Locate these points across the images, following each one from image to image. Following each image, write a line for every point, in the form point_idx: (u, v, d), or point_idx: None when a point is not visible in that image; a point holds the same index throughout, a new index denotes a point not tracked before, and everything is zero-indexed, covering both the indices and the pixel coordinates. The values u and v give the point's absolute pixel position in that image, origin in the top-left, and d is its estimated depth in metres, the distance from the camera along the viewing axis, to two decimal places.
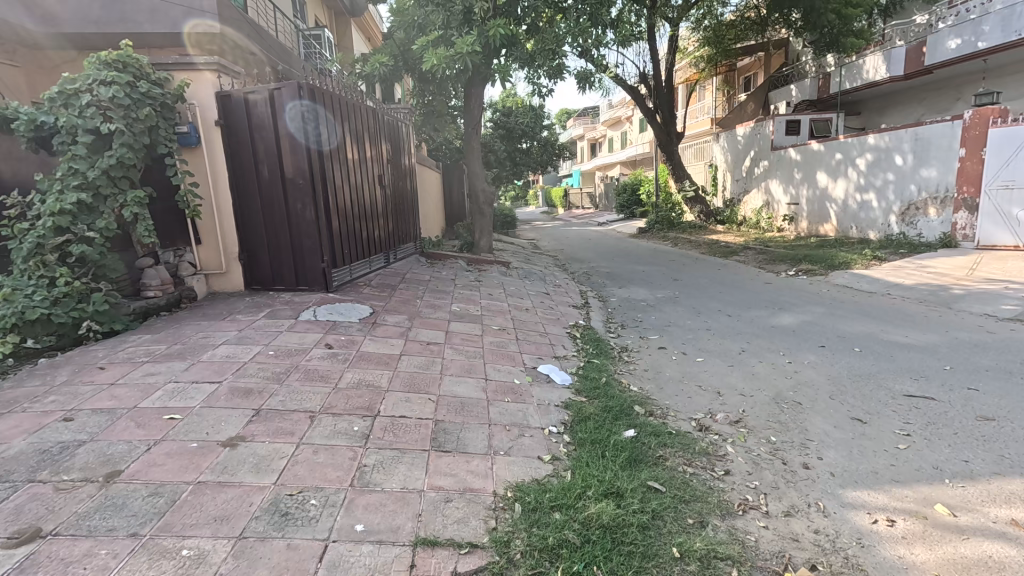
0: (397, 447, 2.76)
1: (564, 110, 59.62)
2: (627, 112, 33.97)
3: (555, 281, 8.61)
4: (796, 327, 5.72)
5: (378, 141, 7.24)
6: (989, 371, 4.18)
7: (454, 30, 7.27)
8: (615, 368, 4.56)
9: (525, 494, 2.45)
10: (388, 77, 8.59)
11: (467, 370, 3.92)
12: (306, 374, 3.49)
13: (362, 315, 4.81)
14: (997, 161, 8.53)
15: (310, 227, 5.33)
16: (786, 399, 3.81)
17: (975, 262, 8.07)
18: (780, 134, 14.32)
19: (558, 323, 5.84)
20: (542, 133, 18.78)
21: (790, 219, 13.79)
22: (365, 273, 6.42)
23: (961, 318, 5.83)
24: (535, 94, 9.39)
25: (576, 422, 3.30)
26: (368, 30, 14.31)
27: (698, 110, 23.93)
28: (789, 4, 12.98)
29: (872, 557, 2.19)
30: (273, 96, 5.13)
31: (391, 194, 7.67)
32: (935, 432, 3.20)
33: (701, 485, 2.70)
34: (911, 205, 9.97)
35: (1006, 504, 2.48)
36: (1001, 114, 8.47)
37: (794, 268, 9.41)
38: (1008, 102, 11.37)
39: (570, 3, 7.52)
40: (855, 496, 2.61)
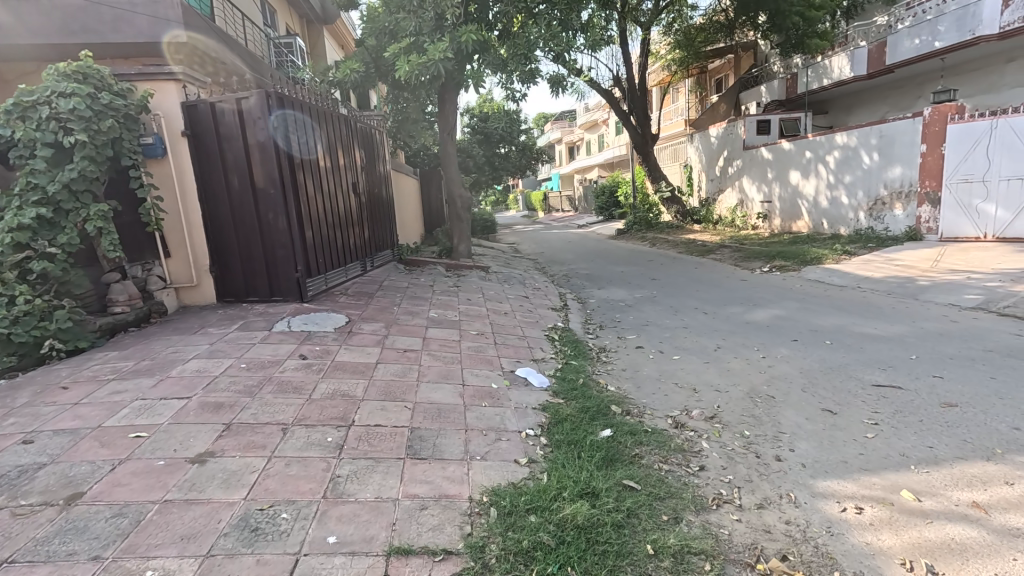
0: (372, 457, 2.73)
1: (542, 114, 60.17)
2: (603, 115, 34.31)
3: (535, 284, 8.63)
4: (769, 322, 5.83)
5: (352, 149, 7.18)
6: (953, 359, 4.31)
7: (426, 36, 7.25)
8: (593, 368, 4.60)
9: (501, 497, 2.44)
10: (361, 84, 8.53)
11: (444, 376, 3.91)
12: (279, 386, 3.43)
13: (337, 324, 4.76)
14: (957, 155, 8.82)
15: (282, 236, 5.24)
16: (760, 393, 3.88)
17: (940, 254, 8.34)
18: (751, 134, 14.61)
19: (536, 326, 5.87)
20: (520, 138, 18.85)
21: (764, 217, 14.08)
22: (341, 281, 6.35)
23: (926, 308, 6.01)
24: (509, 99, 9.43)
25: (553, 424, 3.30)
26: (340, 37, 14.26)
27: (672, 111, 24.26)
28: (755, 7, 13.30)
29: (841, 545, 2.23)
30: (241, 104, 5.06)
31: (366, 202, 7.60)
32: (902, 420, 3.28)
33: (676, 482, 2.72)
34: (878, 201, 10.27)
35: (968, 487, 2.55)
36: (959, 111, 8.76)
37: (768, 265, 9.59)
38: (966, 99, 11.81)
39: (540, 9, 7.59)
40: (827, 485, 2.67)
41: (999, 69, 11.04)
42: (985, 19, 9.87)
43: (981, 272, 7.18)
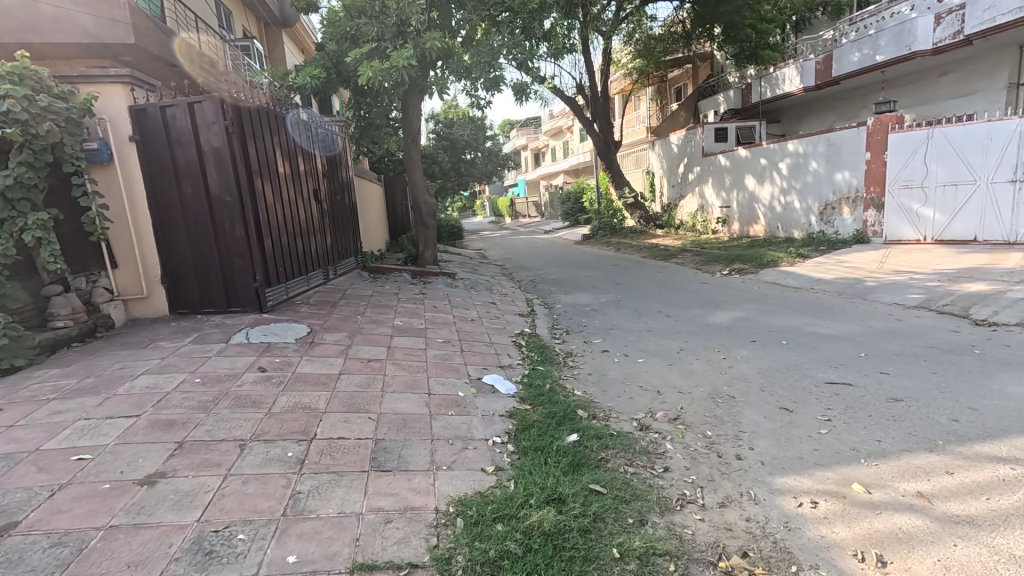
0: (334, 470, 2.66)
1: (507, 122, 60.60)
2: (567, 122, 34.78)
3: (501, 290, 8.65)
4: (729, 324, 6.01)
5: (313, 155, 7.03)
6: (899, 355, 4.55)
7: (388, 42, 7.21)
8: (559, 373, 4.63)
9: (468, 507, 2.41)
10: (322, 89, 8.30)
11: (410, 385, 3.85)
12: (236, 401, 3.31)
13: (298, 334, 4.63)
14: (898, 162, 9.32)
15: (239, 244, 5.08)
16: (721, 393, 3.99)
17: (885, 256, 8.80)
18: (710, 141, 15.09)
19: (503, 332, 5.86)
20: (485, 144, 18.88)
21: (723, 221, 14.54)
22: (303, 290, 6.18)
23: (873, 308, 6.32)
24: (474, 106, 9.44)
25: (520, 431, 3.30)
26: (301, 41, 14.03)
27: (633, 119, 24.79)
28: (710, 19, 13.76)
29: (798, 540, 2.30)
30: (193, 109, 4.89)
31: (329, 209, 7.44)
32: (853, 415, 3.44)
33: (641, 483, 2.76)
34: (828, 205, 10.76)
35: (913, 478, 2.68)
36: (899, 120, 9.30)
37: (728, 268, 9.88)
38: (906, 110, 12.58)
39: (504, 17, 7.65)
40: (784, 481, 2.75)
41: (934, 82, 11.81)
42: (920, 36, 10.59)
43: (923, 272, 7.61)
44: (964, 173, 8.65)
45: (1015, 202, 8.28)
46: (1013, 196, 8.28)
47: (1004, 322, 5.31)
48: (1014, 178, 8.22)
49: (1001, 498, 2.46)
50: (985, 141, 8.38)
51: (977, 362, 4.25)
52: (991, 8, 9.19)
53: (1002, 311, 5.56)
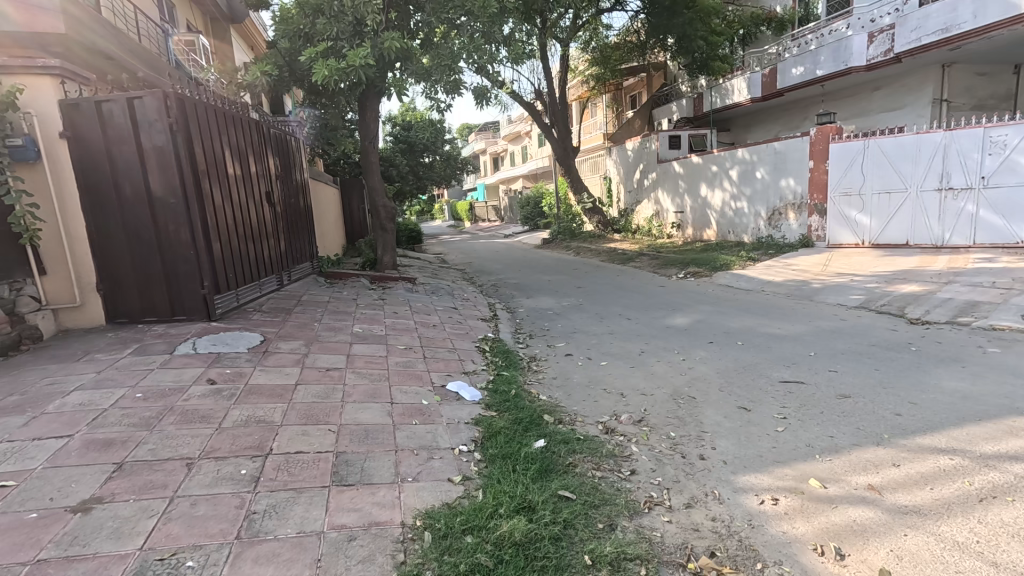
0: (293, 487, 2.52)
1: (465, 126, 60.54)
2: (526, 127, 35.00)
3: (463, 295, 8.56)
4: (687, 326, 6.17)
5: (266, 157, 6.76)
6: (845, 353, 4.78)
7: (345, 41, 7.04)
8: (524, 379, 4.60)
9: (436, 520, 2.34)
10: (273, 87, 7.97)
11: (372, 395, 3.72)
12: (183, 416, 3.09)
13: (250, 344, 4.39)
14: (838, 171, 9.88)
15: (186, 249, 4.80)
16: (682, 394, 4.06)
17: (828, 259, 9.29)
18: (664, 148, 15.54)
19: (466, 337, 5.79)
20: (444, 148, 18.69)
21: (678, 226, 14.99)
22: (255, 297, 5.89)
23: (820, 309, 6.65)
24: (433, 109, 9.33)
25: (486, 439, 3.24)
26: (250, 38, 13.47)
27: (591, 125, 25.27)
28: (663, 30, 14.05)
29: (761, 537, 2.36)
30: (134, 105, 4.60)
31: (282, 212, 7.16)
32: (807, 413, 3.58)
33: (609, 488, 2.77)
34: (775, 212, 11.28)
35: (865, 471, 2.81)
36: (838, 131, 9.88)
37: (684, 272, 10.16)
38: (844, 122, 13.37)
39: (463, 20, 7.62)
40: (746, 480, 2.82)
41: (869, 96, 12.62)
42: (856, 52, 11.23)
43: (862, 274, 8.08)
44: (897, 181, 9.23)
45: (941, 209, 8.89)
46: (939, 203, 8.89)
47: (936, 320, 5.70)
48: (941, 186, 8.82)
49: (944, 487, 2.60)
50: (914, 152, 8.98)
51: (914, 359, 4.53)
52: (918, 28, 9.96)
53: (933, 311, 5.97)
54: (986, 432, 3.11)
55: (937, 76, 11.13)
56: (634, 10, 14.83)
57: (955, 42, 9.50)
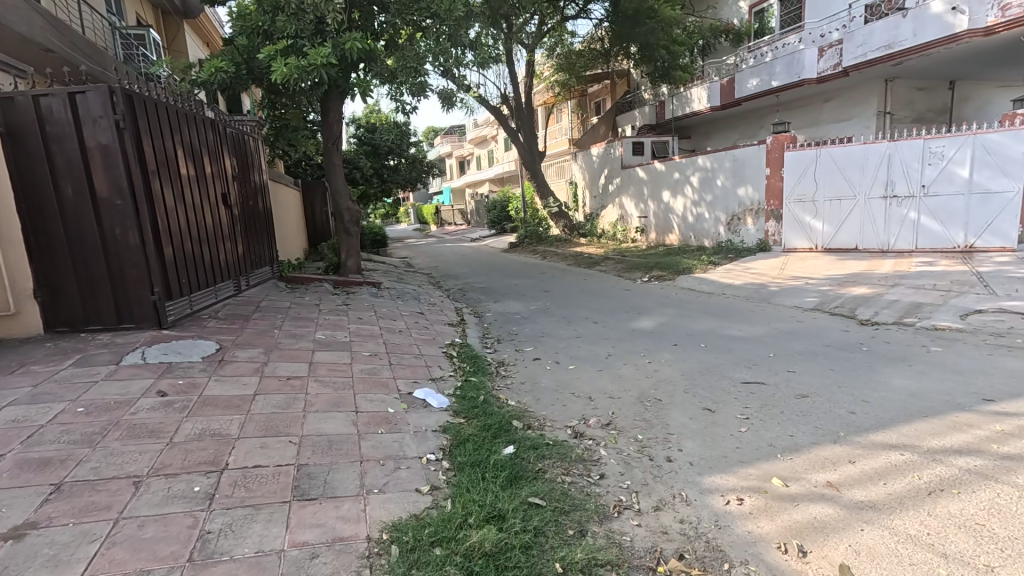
0: (250, 504, 2.40)
1: (431, 129, 60.15)
2: (492, 131, 34.99)
3: (430, 299, 8.46)
4: (652, 329, 6.27)
5: (222, 157, 6.49)
6: (802, 354, 4.96)
7: (306, 40, 6.86)
8: (493, 384, 4.55)
9: (403, 532, 2.27)
10: (230, 86, 7.66)
11: (335, 404, 3.59)
12: (130, 431, 2.91)
13: (205, 352, 4.19)
14: (793, 179, 10.28)
15: (134, 253, 4.53)
16: (649, 397, 4.11)
17: (784, 263, 9.65)
18: (628, 154, 15.84)
19: (434, 343, 5.72)
20: (410, 150, 18.46)
21: (642, 231, 15.28)
22: (210, 303, 5.64)
23: (778, 311, 6.89)
24: (399, 111, 9.22)
25: (454, 447, 3.19)
26: (206, 35, 13.00)
27: (556, 130, 25.53)
28: (627, 38, 14.33)
29: (728, 537, 2.40)
30: (76, 100, 4.33)
31: (240, 215, 6.88)
32: (767, 413, 3.68)
33: (579, 493, 2.76)
34: (734, 217, 11.65)
35: (824, 469, 2.89)
36: (792, 140, 10.31)
37: (648, 275, 10.33)
38: (798, 131, 13.95)
39: (429, 23, 7.55)
40: (712, 481, 2.87)
41: (820, 107, 13.23)
42: (807, 65, 11.75)
43: (816, 277, 8.42)
44: (846, 189, 9.68)
45: (886, 215, 9.37)
46: (885, 210, 9.38)
47: (884, 321, 5.99)
48: (886, 194, 9.31)
49: (896, 481, 2.72)
50: (862, 161, 9.44)
51: (865, 358, 4.74)
52: (863, 44, 10.53)
53: (881, 312, 6.27)
54: (932, 428, 3.28)
55: (881, 89, 11.79)
56: (598, 18, 15.01)
57: (897, 58, 10.07)
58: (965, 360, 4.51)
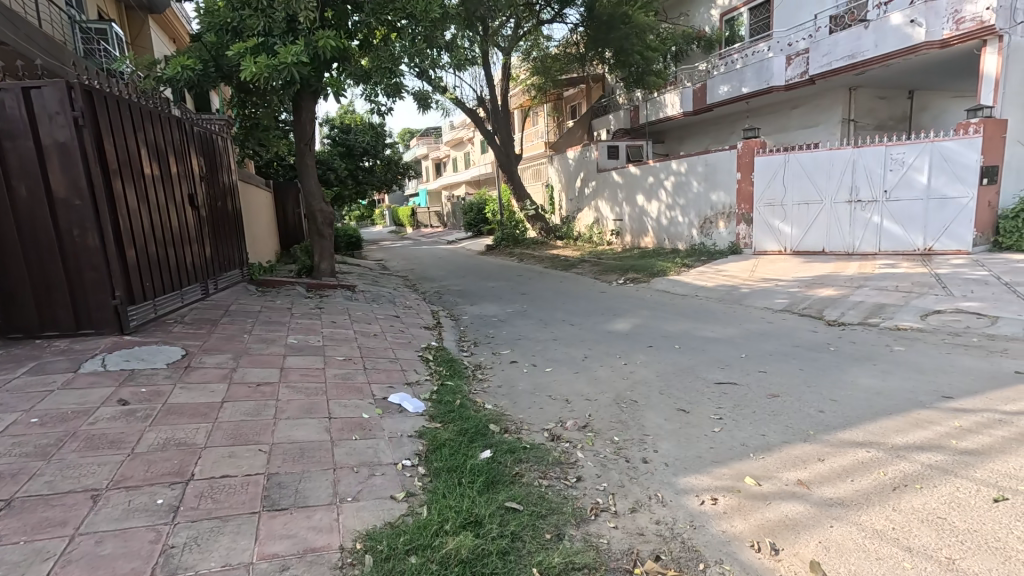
0: (217, 516, 2.31)
1: (407, 130, 59.75)
2: (468, 133, 34.89)
3: (406, 302, 8.36)
4: (628, 330, 6.33)
5: (188, 157, 6.28)
6: (773, 354, 5.07)
7: (277, 38, 6.72)
8: (469, 388, 4.52)
9: (378, 541, 2.22)
10: (198, 83, 7.36)
11: (308, 411, 3.51)
12: (89, 442, 2.78)
13: (170, 359, 4.04)
14: (762, 183, 10.54)
15: (93, 256, 4.34)
16: (625, 399, 4.14)
17: (755, 265, 9.89)
18: (604, 158, 16.00)
19: (410, 346, 5.65)
20: (386, 151, 18.26)
21: (617, 233, 15.45)
22: (176, 308, 5.45)
23: (749, 312, 7.05)
24: (374, 112, 9.11)
25: (430, 452, 3.14)
26: (173, 31, 12.64)
27: (533, 133, 25.63)
28: (602, 43, 14.46)
29: (703, 537, 2.42)
30: (30, 95, 4.13)
31: (208, 216, 6.67)
32: (740, 413, 3.74)
33: (556, 496, 2.75)
34: (707, 220, 11.89)
35: (794, 467, 2.96)
36: (762, 146, 10.57)
37: (623, 277, 10.45)
38: (767, 136, 14.31)
39: (404, 23, 7.48)
40: (687, 481, 2.90)
41: (789, 113, 13.61)
42: (775, 73, 12.02)
43: (785, 279, 8.64)
44: (813, 193, 9.97)
45: (851, 219, 9.69)
46: (849, 214, 9.69)
47: (850, 322, 6.19)
48: (850, 199, 9.63)
49: (862, 478, 2.80)
50: (828, 166, 9.75)
51: (833, 358, 4.88)
52: (828, 54, 10.89)
53: (847, 313, 6.47)
54: (896, 425, 3.39)
55: (845, 98, 12.22)
56: (574, 23, 15.02)
57: (860, 67, 10.44)
58: (926, 359, 4.68)
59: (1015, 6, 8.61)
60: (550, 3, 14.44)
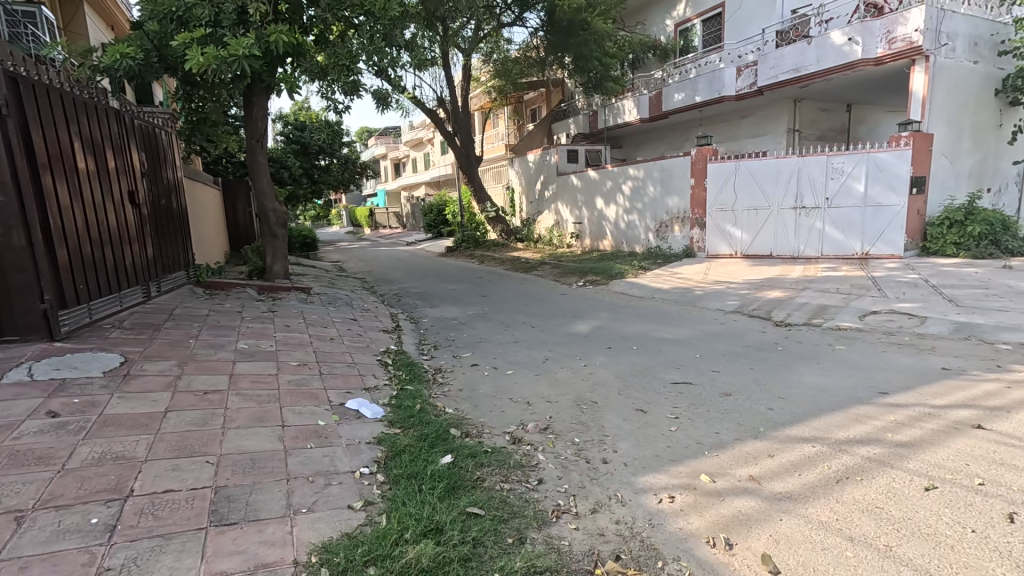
0: (158, 534, 2.18)
1: (366, 128, 58.63)
2: (428, 133, 34.55)
3: (364, 305, 8.17)
4: (588, 332, 6.41)
5: (128, 152, 5.91)
6: (726, 354, 5.25)
7: (226, 29, 6.45)
8: (429, 392, 4.45)
9: (334, 554, 2.15)
10: (139, 75, 6.92)
11: (259, 419, 3.36)
12: (11, 459, 2.56)
13: (106, 366, 3.78)
14: (715, 189, 10.93)
15: (19, 256, 4.00)
16: (585, 400, 4.18)
17: (707, 268, 10.25)
18: (563, 162, 16.21)
19: (368, 350, 5.52)
20: (342, 150, 17.80)
21: (577, 236, 15.66)
22: (113, 312, 5.11)
23: (703, 313, 7.28)
24: (330, 109, 8.86)
25: (390, 458, 3.07)
26: (112, 18, 11.91)
27: (494, 135, 25.65)
28: (561, 48, 14.61)
29: (661, 535, 2.47)
30: None
31: (149, 214, 6.30)
32: (696, 412, 3.85)
33: (518, 499, 2.75)
34: (662, 224, 12.24)
35: (747, 464, 3.07)
36: (714, 153, 10.96)
37: (583, 280, 10.59)
38: (719, 144, 14.87)
39: (361, 20, 7.32)
40: (645, 480, 2.96)
41: (739, 122, 14.18)
42: (727, 83, 12.51)
43: (736, 282, 8.99)
44: (762, 200, 10.42)
45: (797, 225, 10.18)
46: (795, 219, 10.18)
47: (796, 322, 6.50)
48: (796, 206, 10.11)
49: (808, 472, 2.93)
50: (775, 174, 10.21)
51: (781, 357, 5.10)
52: (776, 66, 11.42)
53: (794, 314, 6.80)
54: (839, 421, 3.57)
55: (790, 109, 12.86)
56: (533, 27, 15.09)
57: (804, 81, 11.01)
58: (864, 357, 4.97)
59: (940, 29, 9.32)
60: (510, 6, 14.48)
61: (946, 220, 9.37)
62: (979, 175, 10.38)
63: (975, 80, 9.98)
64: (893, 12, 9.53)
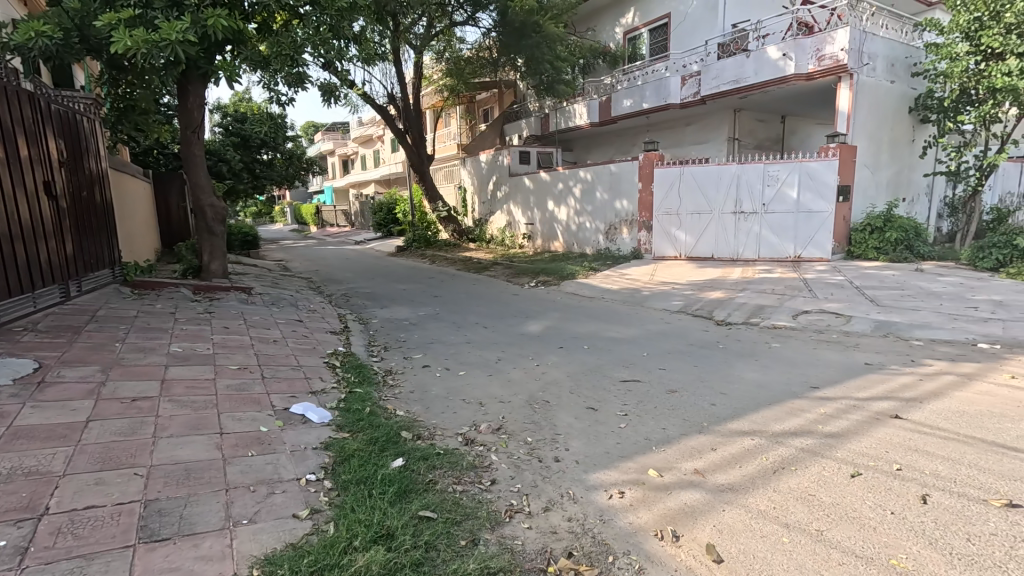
0: (78, 554, 2.00)
1: (311, 123, 56.61)
2: (378, 130, 33.76)
3: (310, 306, 7.88)
4: (539, 332, 6.47)
5: (43, 139, 5.41)
6: (671, 353, 5.44)
7: (157, 11, 6.05)
8: (379, 395, 4.33)
9: (278, 566, 2.05)
10: (58, 55, 6.33)
11: (193, 427, 3.15)
12: None
13: (16, 373, 3.43)
14: (661, 193, 11.31)
15: None
16: (538, 399, 4.21)
17: (654, 269, 10.59)
18: (515, 163, 16.29)
19: (314, 352, 5.32)
20: (286, 145, 17.07)
21: (529, 237, 15.78)
22: (24, 314, 4.65)
23: (649, 313, 7.52)
24: (272, 101, 8.48)
25: (338, 464, 2.97)
26: None
27: (445, 135, 25.39)
28: (513, 49, 14.66)
29: (612, 530, 2.52)
30: None
31: (68, 207, 5.79)
32: (644, 408, 3.97)
33: (471, 501, 2.72)
34: (612, 226, 12.54)
35: (691, 458, 3.18)
36: (660, 158, 11.34)
37: (535, 280, 10.69)
38: (665, 149, 15.39)
39: (307, 10, 7.05)
40: (596, 477, 3.01)
41: (684, 129, 14.73)
42: (672, 91, 12.98)
43: (680, 282, 9.33)
44: (704, 204, 10.88)
45: (736, 228, 10.69)
46: (734, 223, 10.69)
47: (736, 321, 6.83)
48: (735, 210, 10.63)
49: (748, 464, 3.07)
50: (717, 179, 10.69)
51: (723, 354, 5.35)
52: (717, 77, 11.96)
53: (733, 313, 7.15)
54: (776, 414, 3.78)
55: (731, 118, 13.50)
56: (486, 27, 15.04)
57: (743, 92, 11.59)
58: (797, 354, 5.29)
59: (862, 49, 10.09)
60: (462, 6, 14.39)
61: (868, 226, 10.14)
62: (895, 185, 11.29)
63: (892, 98, 10.85)
64: (822, 32, 10.22)
